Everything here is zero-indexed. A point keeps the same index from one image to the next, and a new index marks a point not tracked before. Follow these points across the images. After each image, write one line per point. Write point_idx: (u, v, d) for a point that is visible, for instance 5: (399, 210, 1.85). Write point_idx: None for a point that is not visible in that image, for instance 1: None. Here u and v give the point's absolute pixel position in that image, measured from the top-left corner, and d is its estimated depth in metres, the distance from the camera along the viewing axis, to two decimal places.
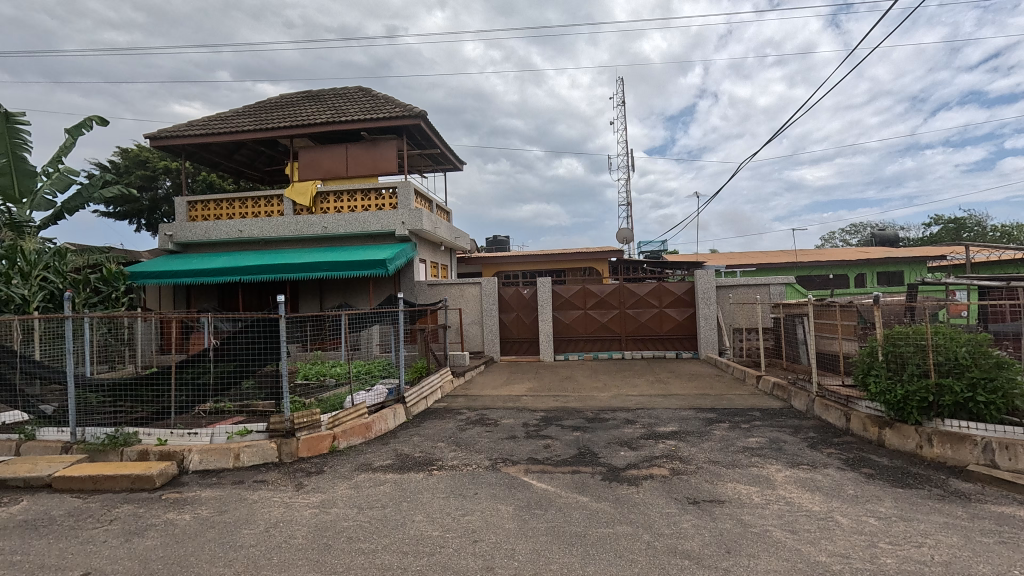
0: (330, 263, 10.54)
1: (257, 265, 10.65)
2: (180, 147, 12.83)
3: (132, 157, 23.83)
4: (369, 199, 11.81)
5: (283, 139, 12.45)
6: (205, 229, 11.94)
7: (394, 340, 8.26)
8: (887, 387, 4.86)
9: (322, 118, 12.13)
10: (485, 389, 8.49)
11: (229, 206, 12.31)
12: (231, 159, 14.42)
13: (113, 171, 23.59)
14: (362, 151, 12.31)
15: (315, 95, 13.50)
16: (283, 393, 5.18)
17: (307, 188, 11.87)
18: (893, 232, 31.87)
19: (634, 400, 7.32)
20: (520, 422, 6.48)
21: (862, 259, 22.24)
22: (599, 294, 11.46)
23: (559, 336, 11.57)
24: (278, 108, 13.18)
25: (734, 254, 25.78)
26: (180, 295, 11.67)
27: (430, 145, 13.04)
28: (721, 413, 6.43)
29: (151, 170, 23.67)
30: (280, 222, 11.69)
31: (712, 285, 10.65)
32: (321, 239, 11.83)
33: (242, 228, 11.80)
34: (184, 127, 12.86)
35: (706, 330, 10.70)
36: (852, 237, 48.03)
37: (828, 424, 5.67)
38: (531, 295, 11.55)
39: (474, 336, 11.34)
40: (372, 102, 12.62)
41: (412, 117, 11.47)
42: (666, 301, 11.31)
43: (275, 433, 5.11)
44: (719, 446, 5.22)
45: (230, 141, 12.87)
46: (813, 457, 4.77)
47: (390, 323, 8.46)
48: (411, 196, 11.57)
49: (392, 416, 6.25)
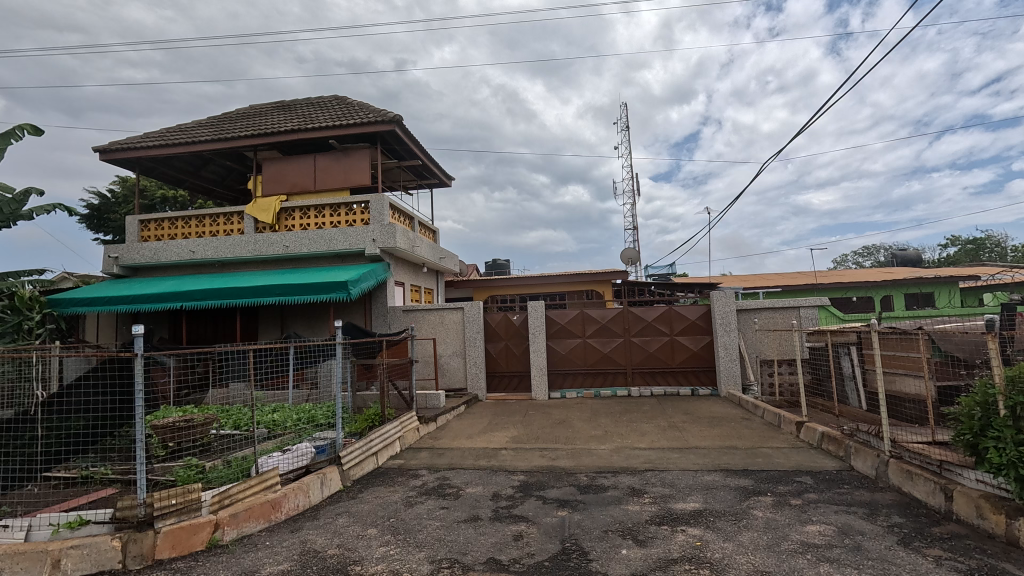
0: (284, 286, 9.14)
1: (201, 290, 9.27)
2: (133, 161, 11.62)
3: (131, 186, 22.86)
4: (339, 215, 10.45)
5: (247, 150, 11.25)
6: (155, 250, 10.63)
7: (347, 377, 6.81)
8: (1020, 458, 3.23)
9: (288, 125, 10.91)
10: (457, 439, 6.89)
11: (184, 224, 11.01)
12: (196, 177, 13.23)
13: (110, 202, 22.70)
14: (332, 162, 11.03)
15: (285, 104, 12.29)
16: (137, 464, 3.64)
17: (270, 204, 10.62)
18: (915, 253, 30.30)
19: (642, 456, 5.70)
20: (490, 492, 4.87)
21: (889, 280, 20.51)
22: (600, 320, 9.92)
23: (554, 370, 9.96)
24: (244, 117, 11.98)
25: (748, 276, 24.18)
26: (125, 325, 10.34)
27: (410, 156, 11.75)
28: (758, 478, 4.81)
29: (150, 199, 22.74)
30: (237, 241, 10.37)
31: (731, 309, 9.09)
32: (283, 260, 10.44)
33: (194, 249, 10.50)
34: (139, 138, 11.61)
35: (726, 362, 9.05)
36: (867, 259, 46.21)
37: (915, 502, 4.03)
38: (521, 322, 10.06)
39: (454, 370, 9.78)
40: (345, 109, 11.39)
41: (386, 123, 10.21)
42: (677, 328, 9.72)
43: (124, 525, 3.57)
44: (765, 540, 3.57)
45: (190, 154, 11.64)
46: (914, 568, 3.12)
47: (345, 358, 6.98)
48: (384, 210, 10.18)
49: (318, 486, 4.69)
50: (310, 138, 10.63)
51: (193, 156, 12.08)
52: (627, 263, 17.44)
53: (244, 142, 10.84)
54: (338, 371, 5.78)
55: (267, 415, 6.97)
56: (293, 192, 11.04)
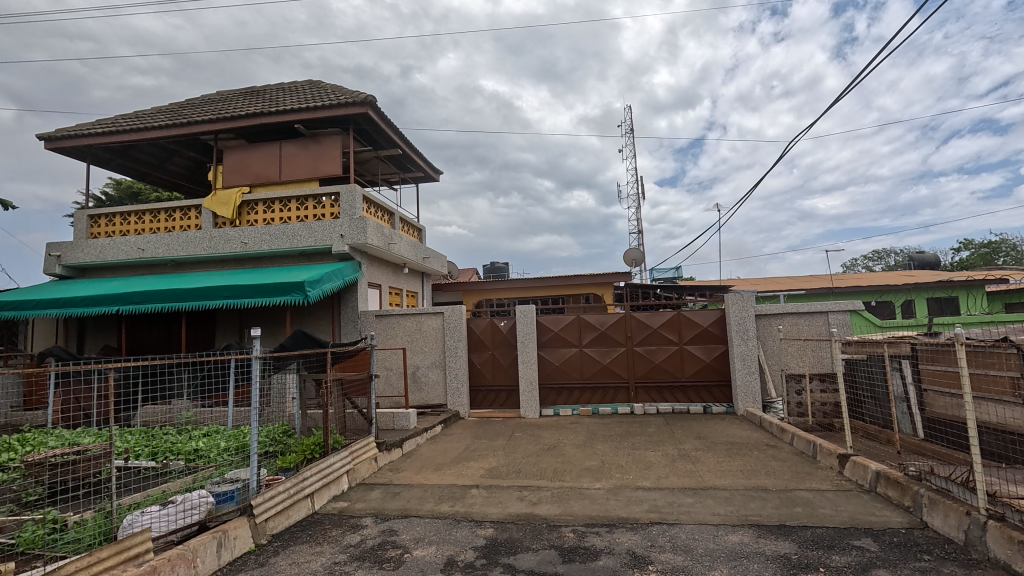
0: (231, 289, 8.01)
1: (140, 293, 8.17)
2: (85, 151, 10.54)
3: (125, 189, 21.88)
4: (306, 208, 9.31)
5: (208, 138, 10.16)
6: (101, 249, 9.55)
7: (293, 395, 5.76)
8: None
9: (251, 109, 9.79)
10: (422, 471, 5.70)
11: (135, 220, 9.90)
12: (161, 170, 12.17)
13: (101, 203, 21.71)
14: (301, 151, 9.90)
15: (255, 89, 11.12)
16: None
17: (230, 197, 9.50)
18: (933, 256, 28.94)
19: (646, 502, 4.47)
20: (442, 559, 3.65)
21: (911, 284, 19.16)
22: (599, 326, 8.70)
23: (547, 384, 8.75)
24: (207, 103, 10.87)
25: (760, 279, 22.86)
26: (65, 332, 9.25)
27: (389, 145, 10.63)
28: (802, 542, 3.57)
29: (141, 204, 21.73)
30: (191, 238, 9.27)
31: (749, 314, 7.86)
32: (243, 259, 9.33)
33: (143, 246, 9.41)
34: (90, 125, 10.53)
35: (744, 376, 7.83)
36: (878, 263, 44.73)
37: None
38: (509, 328, 8.86)
39: (432, 384, 8.60)
40: (317, 93, 10.24)
41: (357, 105, 9.10)
42: (687, 336, 8.48)
43: None
44: None
45: (146, 143, 10.55)
46: None
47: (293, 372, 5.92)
48: (355, 203, 9.02)
49: (210, 553, 3.48)
50: (275, 123, 9.51)
51: (154, 146, 11.02)
52: (630, 264, 16.20)
53: (203, 128, 9.74)
54: (255, 405, 4.22)
55: (192, 441, 5.78)
56: (257, 184, 9.91)
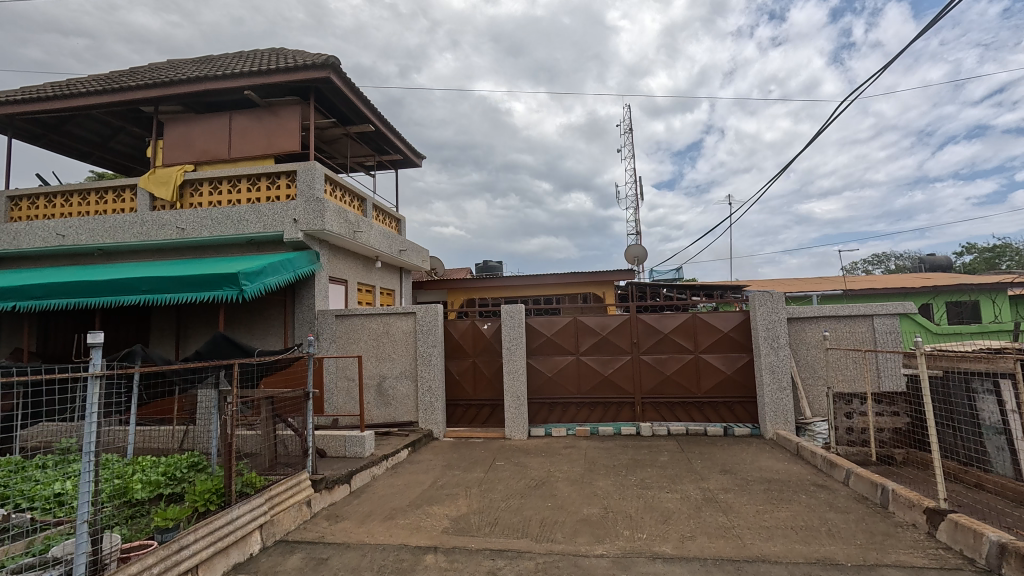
0: (150, 282, 6.59)
1: (41, 287, 6.76)
2: (8, 122, 9.12)
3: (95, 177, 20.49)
4: (258, 189, 7.92)
5: (147, 108, 8.75)
6: (17, 235, 8.16)
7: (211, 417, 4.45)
8: None
9: (195, 74, 8.37)
10: (368, 520, 4.33)
11: (60, 201, 8.49)
12: (105, 148, 10.77)
13: None
14: (255, 124, 8.52)
15: (207, 56, 9.66)
16: None
17: (170, 175, 8.10)
18: (943, 258, 27.67)
19: None
20: None
21: (930, 287, 17.62)
22: (599, 331, 7.36)
23: (536, 398, 7.40)
24: (150, 70, 9.43)
25: (765, 282, 21.56)
26: None
27: (358, 120, 9.25)
28: None
29: None
30: (120, 222, 7.88)
31: (781, 317, 6.51)
32: (182, 248, 7.95)
33: (63, 232, 8.00)
34: (14, 93, 9.10)
35: (773, 394, 6.49)
36: (881, 266, 43.65)
37: None
38: (493, 332, 7.51)
39: (401, 396, 7.23)
40: (274, 58, 8.82)
41: (318, 69, 7.73)
42: (703, 343, 7.13)
43: None
44: None
45: (79, 114, 9.12)
46: None
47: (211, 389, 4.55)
48: (313, 183, 7.63)
49: None
50: (222, 90, 8.12)
51: (91, 119, 9.62)
52: (631, 262, 14.89)
53: (138, 95, 8.33)
54: (90, 446, 2.83)
55: (66, 480, 4.38)
56: (204, 162, 8.53)
